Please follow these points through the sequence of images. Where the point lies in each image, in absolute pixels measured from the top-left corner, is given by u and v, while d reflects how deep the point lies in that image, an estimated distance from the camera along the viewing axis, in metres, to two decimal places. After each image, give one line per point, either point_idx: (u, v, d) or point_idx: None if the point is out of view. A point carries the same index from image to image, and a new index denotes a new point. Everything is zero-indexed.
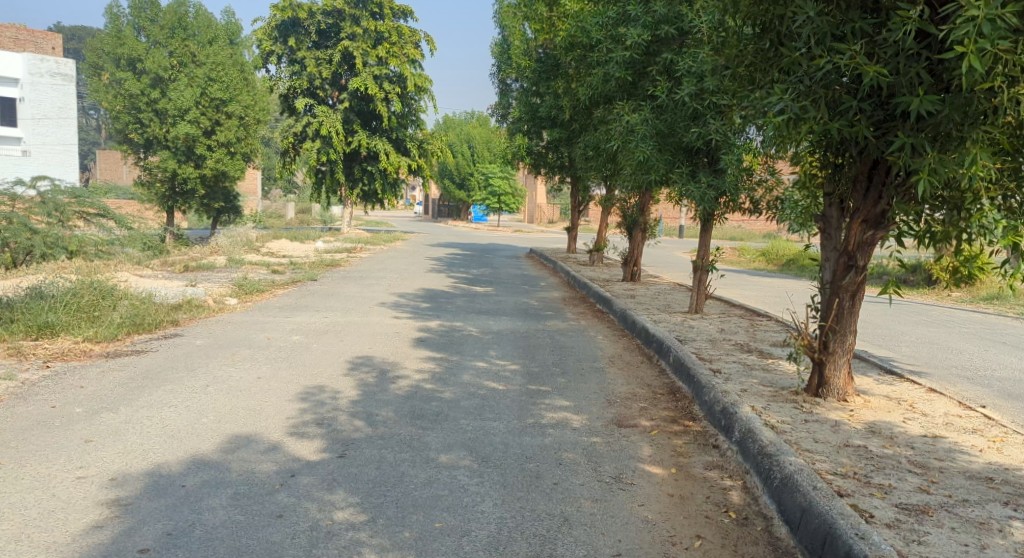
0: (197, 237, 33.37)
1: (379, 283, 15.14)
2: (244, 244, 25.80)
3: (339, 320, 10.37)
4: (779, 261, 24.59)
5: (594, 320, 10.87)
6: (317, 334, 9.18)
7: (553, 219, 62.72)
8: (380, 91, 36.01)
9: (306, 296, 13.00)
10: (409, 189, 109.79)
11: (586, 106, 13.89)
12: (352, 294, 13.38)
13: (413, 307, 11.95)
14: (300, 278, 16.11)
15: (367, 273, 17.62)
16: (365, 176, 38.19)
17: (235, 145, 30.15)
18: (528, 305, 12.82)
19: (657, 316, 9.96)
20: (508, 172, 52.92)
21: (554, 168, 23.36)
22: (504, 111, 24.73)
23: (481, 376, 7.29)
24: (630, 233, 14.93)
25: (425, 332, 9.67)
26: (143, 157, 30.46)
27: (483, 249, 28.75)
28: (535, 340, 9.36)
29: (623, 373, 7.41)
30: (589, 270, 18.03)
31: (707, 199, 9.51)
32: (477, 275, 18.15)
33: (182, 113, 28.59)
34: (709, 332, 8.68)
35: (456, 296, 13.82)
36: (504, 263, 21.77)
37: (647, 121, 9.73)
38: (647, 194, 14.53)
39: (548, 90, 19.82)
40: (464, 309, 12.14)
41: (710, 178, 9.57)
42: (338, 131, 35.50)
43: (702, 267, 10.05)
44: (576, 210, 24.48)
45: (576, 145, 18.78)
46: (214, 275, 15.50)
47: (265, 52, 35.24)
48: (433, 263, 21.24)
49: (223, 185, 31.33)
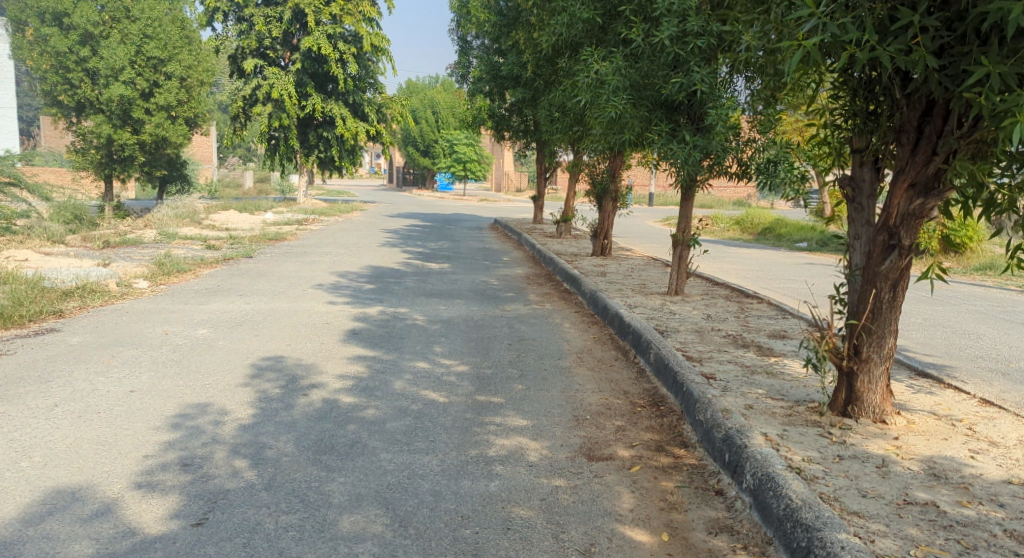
0: (139, 208, 31.31)
1: (322, 260, 13.58)
2: (186, 216, 23.93)
3: (263, 307, 8.86)
4: (754, 231, 23.43)
5: (559, 303, 9.51)
6: (227, 327, 7.65)
7: (520, 187, 61.13)
8: (335, 51, 33.95)
9: (233, 276, 11.40)
10: (374, 158, 107.09)
11: (550, 59, 12.40)
12: (287, 273, 11.83)
13: (353, 290, 10.45)
14: (234, 254, 14.50)
15: (312, 248, 16.05)
16: (321, 143, 36.27)
17: (176, 110, 28.22)
18: (487, 285, 11.38)
19: (633, 299, 8.59)
20: (473, 139, 51.11)
21: (519, 133, 21.86)
22: (464, 72, 23.08)
23: (419, 383, 5.87)
24: (600, 202, 13.53)
25: (361, 321, 8.21)
26: (77, 122, 28.29)
27: (446, 219, 27.20)
28: (490, 330, 7.96)
29: (594, 376, 6.05)
30: (556, 243, 16.63)
31: (691, 162, 8.10)
32: (434, 249, 16.66)
33: (116, 73, 26.49)
34: (694, 319, 7.36)
35: (407, 275, 12.36)
36: (465, 235, 20.28)
37: (620, 70, 8.28)
38: (619, 157, 13.10)
39: (510, 47, 18.27)
40: (413, 290, 10.69)
41: (695, 137, 8.16)
42: (290, 94, 33.50)
43: (683, 242, 8.72)
44: (542, 177, 23.01)
45: (542, 106, 17.27)
46: (136, 253, 13.83)
47: (210, 10, 33.08)
48: (388, 236, 19.72)
49: (166, 152, 29.30)
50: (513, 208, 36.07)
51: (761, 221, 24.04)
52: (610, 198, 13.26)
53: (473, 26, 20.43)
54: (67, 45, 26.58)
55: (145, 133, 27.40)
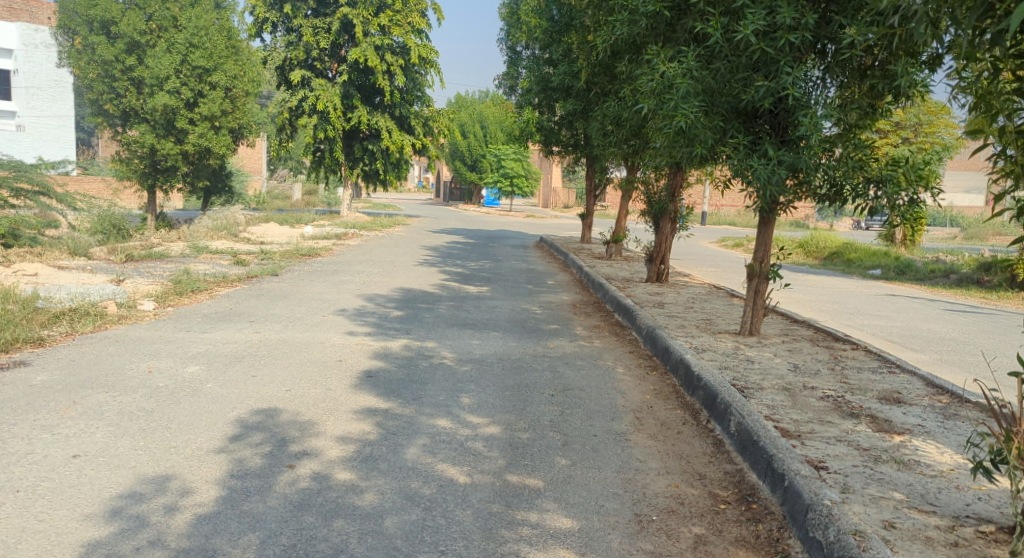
0: (181, 218, 30.95)
1: (352, 281, 12.55)
2: (223, 228, 23.33)
3: (273, 338, 7.76)
4: (820, 255, 22.20)
5: (612, 342, 8.22)
6: (223, 363, 6.53)
7: (567, 204, 59.97)
8: (382, 63, 33.26)
9: (252, 298, 10.39)
10: (422, 172, 107.19)
11: (608, 64, 11.23)
12: (311, 296, 10.77)
13: (379, 318, 9.34)
14: (260, 272, 13.54)
15: (344, 266, 15.05)
16: (366, 156, 35.59)
17: (220, 119, 27.77)
18: (529, 314, 10.18)
19: (699, 340, 7.28)
20: (521, 154, 50.13)
21: (568, 147, 20.69)
22: (512, 83, 22.01)
23: (436, 452, 4.66)
24: (657, 223, 12.27)
25: (380, 359, 7.06)
26: (122, 131, 27.99)
27: (489, 237, 26.12)
28: (531, 374, 6.73)
29: (660, 448, 4.76)
30: (606, 265, 15.40)
31: (775, 181, 6.77)
32: (474, 269, 15.54)
33: (161, 82, 26.02)
34: (777, 370, 6.05)
35: (441, 300, 11.21)
36: (508, 255, 19.13)
37: (691, 71, 7.01)
38: (680, 173, 11.85)
39: (562, 55, 17.14)
40: (447, 319, 9.54)
41: (780, 151, 6.84)
42: (336, 106, 32.87)
43: (760, 275, 7.41)
44: (592, 195, 21.81)
45: (594, 119, 16.10)
46: (157, 268, 13.00)
47: (260, 20, 32.80)
48: (427, 253, 18.67)
49: (209, 163, 28.83)
50: (561, 226, 34.91)
51: (827, 247, 22.52)
52: (667, 217, 12.00)
53: (523, 35, 19.41)
54: (114, 54, 26.32)
55: (188, 142, 26.98)
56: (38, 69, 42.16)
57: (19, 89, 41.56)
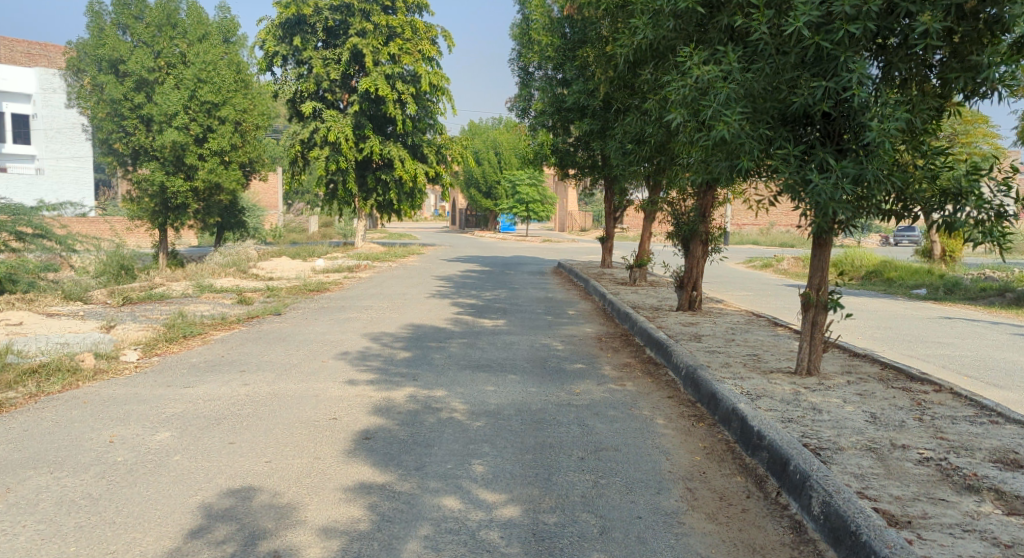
0: (193, 255, 30.33)
1: (359, 320, 11.64)
2: (232, 265, 22.58)
3: (262, 391, 6.83)
4: (856, 274, 21.36)
5: (646, 384, 7.23)
6: (199, 426, 5.59)
7: (585, 228, 59.10)
8: (393, 92, 32.66)
9: (248, 342, 9.49)
10: (437, 200, 106.83)
11: (630, 77, 10.35)
12: (313, 338, 9.87)
13: (385, 362, 8.41)
14: (261, 312, 12.63)
15: (352, 303, 14.13)
16: (379, 186, 34.95)
17: (230, 154, 27.09)
18: (551, 351, 9.22)
19: (751, 383, 6.29)
20: (537, 179, 49.39)
21: (585, 169, 19.82)
22: (524, 105, 21.16)
23: (442, 548, 3.71)
24: (686, 246, 11.30)
25: (380, 415, 6.11)
26: (131, 169, 27.41)
27: (506, 264, 25.23)
28: (556, 429, 5.76)
29: (726, 535, 3.79)
30: (631, 293, 14.43)
31: (839, 197, 5.84)
32: (490, 301, 14.60)
33: (169, 119, 25.38)
34: (852, 421, 5.06)
35: (454, 338, 10.26)
36: (526, 283, 18.18)
37: (732, 74, 6.12)
38: (711, 193, 10.93)
39: (578, 74, 16.31)
40: (459, 361, 8.59)
41: (842, 163, 5.92)
42: (348, 137, 32.27)
43: (818, 305, 6.46)
44: (612, 217, 20.86)
45: (614, 138, 15.23)
46: (152, 310, 12.16)
47: (269, 53, 32.36)
48: (441, 285, 17.75)
49: (220, 199, 28.14)
50: (579, 251, 34.00)
51: (862, 266, 21.55)
52: (698, 239, 11.02)
53: (535, 55, 18.62)
54: (121, 92, 25.84)
55: (198, 178, 26.30)
56: (53, 112, 42.32)
57: (37, 135, 41.68)
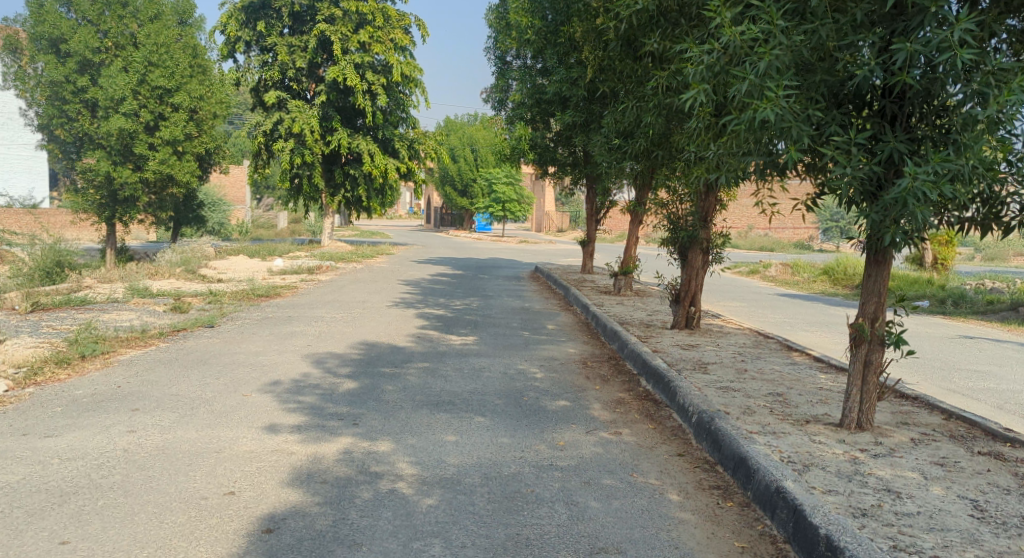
0: (145, 251, 28.41)
1: (304, 336, 10.01)
2: (180, 265, 20.78)
3: (147, 444, 5.20)
4: (849, 283, 20.23)
5: (647, 436, 5.68)
6: (31, 510, 3.99)
7: (563, 228, 57.69)
8: (363, 82, 30.84)
9: (159, 366, 7.82)
10: (412, 198, 105.00)
11: (630, 56, 8.91)
12: (243, 361, 8.21)
13: (323, 397, 6.80)
14: (192, 323, 10.96)
15: (302, 312, 12.48)
16: (348, 181, 33.14)
17: (184, 145, 25.16)
18: (528, 381, 7.67)
19: (791, 444, 4.79)
20: (513, 178, 47.86)
21: (567, 166, 18.43)
22: (501, 97, 19.64)
23: None
24: (684, 254, 9.87)
25: (298, 485, 4.53)
26: (76, 159, 25.46)
27: (481, 267, 23.66)
28: (535, 513, 4.20)
29: None
30: (617, 305, 12.92)
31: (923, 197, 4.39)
32: (459, 311, 13.02)
33: (117, 104, 23.45)
34: (957, 522, 3.59)
35: (413, 360, 8.69)
36: (500, 290, 16.62)
37: (776, 34, 4.70)
38: (713, 192, 9.50)
39: (560, 62, 14.90)
40: (415, 395, 7.01)
41: (925, 153, 4.47)
42: (314, 129, 30.48)
43: (875, 338, 4.98)
44: (594, 219, 19.38)
45: (601, 132, 13.80)
46: (62, 320, 10.41)
47: (231, 39, 30.48)
48: (407, 291, 16.16)
49: (173, 193, 26.12)
50: (556, 253, 32.50)
51: (856, 275, 20.44)
52: (698, 246, 9.60)
53: (513, 42, 17.16)
54: (63, 73, 23.93)
55: (148, 170, 24.20)
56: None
57: None
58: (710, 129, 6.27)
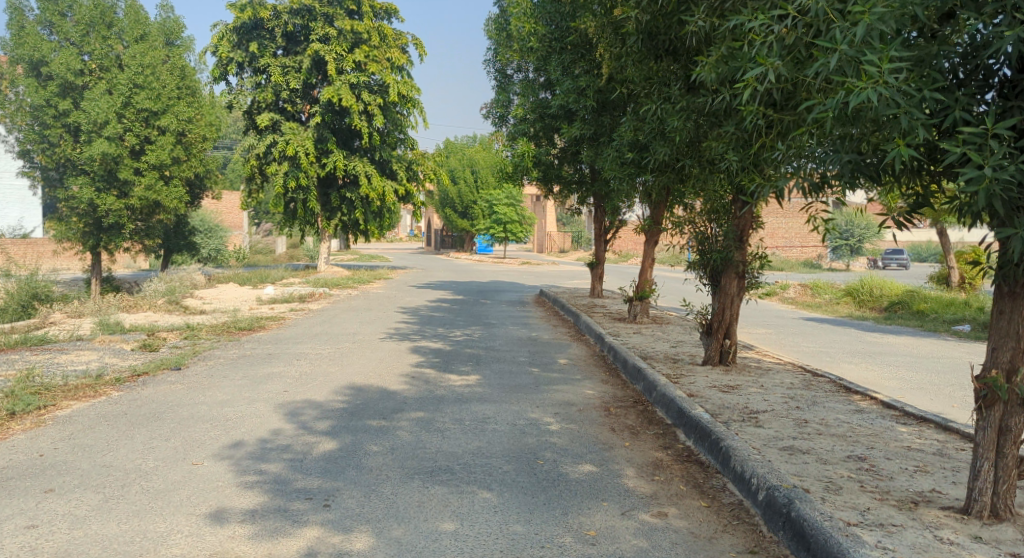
0: (133, 281, 27.16)
1: (282, 380, 8.72)
2: (164, 295, 19.48)
3: (45, 550, 3.92)
4: (876, 305, 18.98)
5: (703, 522, 4.39)
6: None
7: (565, 249, 56.63)
8: (359, 102, 29.71)
9: (101, 424, 6.54)
10: (412, 222, 104.36)
11: (662, 51, 7.82)
12: (203, 415, 6.94)
13: (292, 464, 5.53)
14: (157, 364, 9.66)
15: (284, 349, 11.18)
16: (344, 205, 31.97)
17: (171, 169, 23.95)
18: (542, 436, 6.39)
19: (913, 545, 3.51)
20: (514, 199, 46.71)
21: (573, 184, 17.27)
22: (502, 112, 18.48)
23: None
24: (716, 280, 8.64)
25: None
26: (59, 186, 24.22)
27: (484, 292, 22.39)
28: None
29: None
30: (636, 335, 11.62)
31: None
32: (460, 344, 11.72)
33: (99, 128, 22.15)
34: None
35: (406, 407, 7.40)
36: (505, 317, 15.33)
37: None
38: (750, 207, 8.30)
39: (567, 71, 13.75)
40: (405, 460, 5.71)
41: None
42: (308, 151, 29.35)
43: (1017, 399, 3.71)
44: (603, 240, 18.15)
45: (614, 145, 12.62)
46: (8, 365, 9.14)
47: (223, 60, 29.43)
48: (404, 320, 14.87)
49: (161, 219, 24.79)
50: (561, 275, 31.35)
51: (883, 296, 19.18)
52: (732, 271, 8.34)
53: (515, 52, 16.08)
54: (43, 96, 22.80)
55: (133, 196, 22.93)
56: None
57: None
58: (778, 129, 5.09)
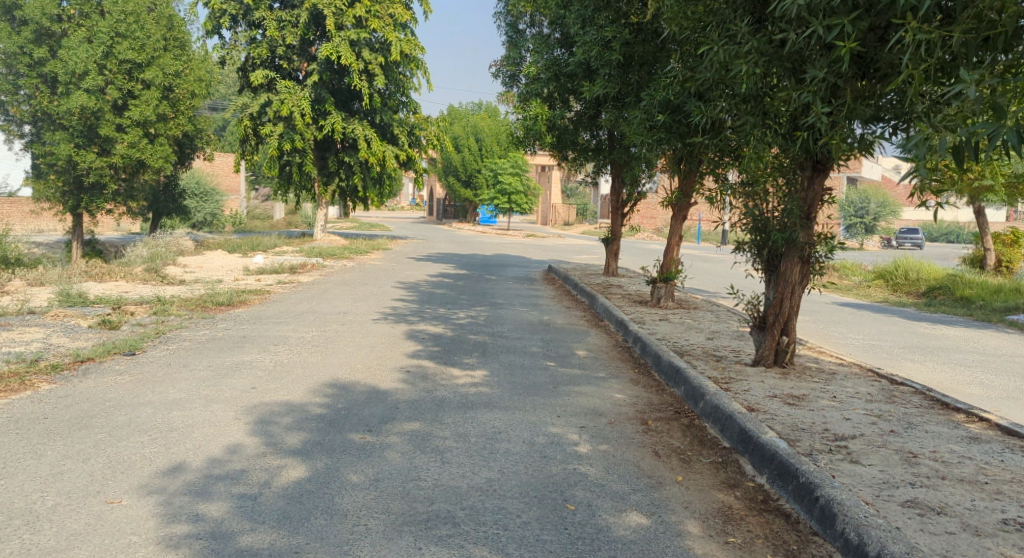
0: (117, 244, 25.62)
1: (251, 373, 7.32)
2: (143, 262, 17.97)
3: None
4: (914, 290, 17.58)
5: None
6: None
7: (569, 222, 55.09)
8: (359, 61, 27.96)
9: (6, 436, 5.10)
10: (414, 191, 102.92)
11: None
12: (142, 423, 5.54)
13: (241, 507, 4.15)
14: (107, 347, 8.21)
15: (262, 331, 9.74)
16: (342, 169, 30.42)
17: (156, 125, 22.34)
18: (569, 465, 5.00)
19: None
20: (520, 168, 45.12)
21: (589, 152, 15.76)
22: (513, 71, 16.91)
23: None
24: (772, 263, 7.21)
25: None
26: (36, 141, 22.53)
27: (488, 267, 20.92)
28: None
29: None
30: (663, 324, 10.21)
31: None
32: (463, 328, 10.30)
33: (78, 79, 20.53)
34: None
35: (399, 416, 6.01)
36: (513, 296, 13.90)
37: None
38: (821, 176, 6.87)
39: (588, 21, 12.20)
40: (393, 501, 4.32)
41: None
42: (305, 112, 27.69)
43: None
44: (619, 214, 16.69)
45: (642, 106, 11.12)
46: None
47: (215, 13, 27.64)
48: (401, 298, 13.44)
49: (144, 180, 22.96)
50: (569, 250, 29.85)
51: (920, 279, 17.79)
52: (795, 254, 6.93)
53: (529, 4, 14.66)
54: (17, 43, 21.11)
55: (115, 154, 21.20)
56: None
57: None
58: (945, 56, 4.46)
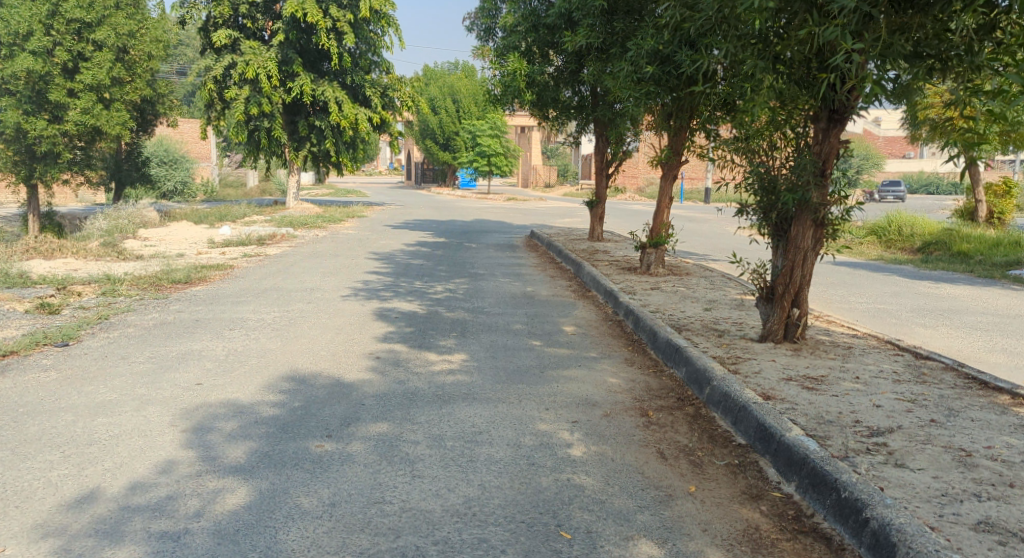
0: (76, 217, 24.42)
1: (199, 365, 6.50)
2: (100, 235, 16.93)
3: None
4: (909, 247, 16.95)
5: None
6: None
7: (550, 183, 54.16)
8: (326, 19, 26.59)
9: None
10: (392, 156, 101.29)
11: None
12: (58, 436, 4.73)
13: (158, 553, 3.37)
14: (39, 336, 7.33)
15: (218, 313, 8.87)
16: (313, 134, 29.20)
17: (110, 91, 21.08)
18: (561, 475, 4.24)
19: None
20: (497, 130, 43.99)
21: (570, 110, 14.87)
22: (489, 25, 15.92)
23: None
24: (782, 227, 6.41)
25: None
26: None
27: (468, 233, 20.06)
28: None
29: None
30: (657, 293, 9.43)
31: None
32: (439, 303, 9.49)
33: (23, 42, 19.24)
34: None
35: (364, 415, 5.23)
36: (493, 265, 13.08)
37: None
38: (839, 126, 6.04)
39: None
40: (348, 536, 3.55)
41: None
42: (271, 74, 26.37)
43: None
44: (603, 174, 15.85)
45: (628, 57, 10.20)
46: None
47: None
48: (375, 269, 12.59)
49: (102, 148, 21.75)
50: (551, 213, 28.97)
51: (916, 235, 17.16)
52: (808, 215, 6.16)
53: None
54: None
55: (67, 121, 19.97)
56: None
57: None
58: None
